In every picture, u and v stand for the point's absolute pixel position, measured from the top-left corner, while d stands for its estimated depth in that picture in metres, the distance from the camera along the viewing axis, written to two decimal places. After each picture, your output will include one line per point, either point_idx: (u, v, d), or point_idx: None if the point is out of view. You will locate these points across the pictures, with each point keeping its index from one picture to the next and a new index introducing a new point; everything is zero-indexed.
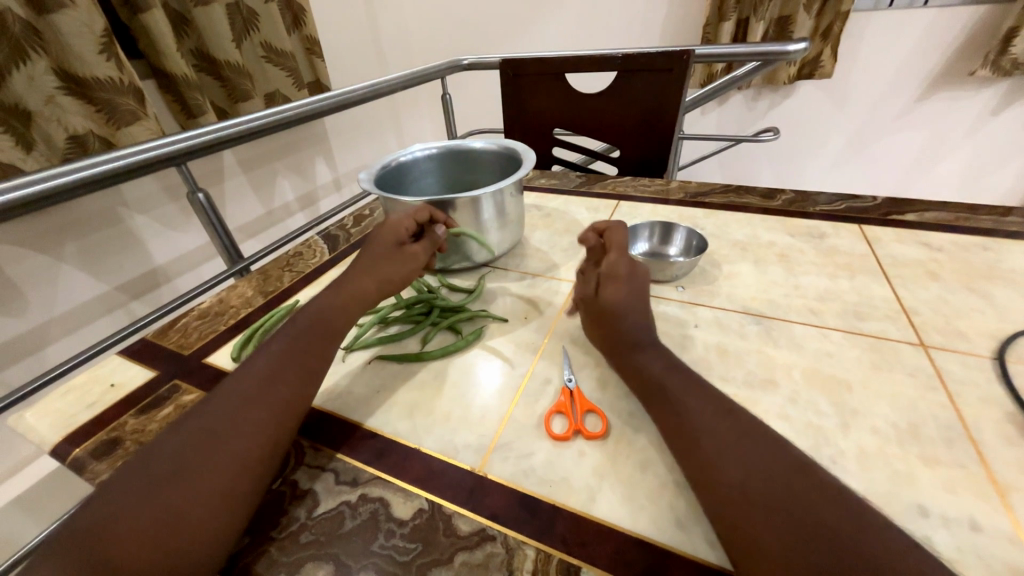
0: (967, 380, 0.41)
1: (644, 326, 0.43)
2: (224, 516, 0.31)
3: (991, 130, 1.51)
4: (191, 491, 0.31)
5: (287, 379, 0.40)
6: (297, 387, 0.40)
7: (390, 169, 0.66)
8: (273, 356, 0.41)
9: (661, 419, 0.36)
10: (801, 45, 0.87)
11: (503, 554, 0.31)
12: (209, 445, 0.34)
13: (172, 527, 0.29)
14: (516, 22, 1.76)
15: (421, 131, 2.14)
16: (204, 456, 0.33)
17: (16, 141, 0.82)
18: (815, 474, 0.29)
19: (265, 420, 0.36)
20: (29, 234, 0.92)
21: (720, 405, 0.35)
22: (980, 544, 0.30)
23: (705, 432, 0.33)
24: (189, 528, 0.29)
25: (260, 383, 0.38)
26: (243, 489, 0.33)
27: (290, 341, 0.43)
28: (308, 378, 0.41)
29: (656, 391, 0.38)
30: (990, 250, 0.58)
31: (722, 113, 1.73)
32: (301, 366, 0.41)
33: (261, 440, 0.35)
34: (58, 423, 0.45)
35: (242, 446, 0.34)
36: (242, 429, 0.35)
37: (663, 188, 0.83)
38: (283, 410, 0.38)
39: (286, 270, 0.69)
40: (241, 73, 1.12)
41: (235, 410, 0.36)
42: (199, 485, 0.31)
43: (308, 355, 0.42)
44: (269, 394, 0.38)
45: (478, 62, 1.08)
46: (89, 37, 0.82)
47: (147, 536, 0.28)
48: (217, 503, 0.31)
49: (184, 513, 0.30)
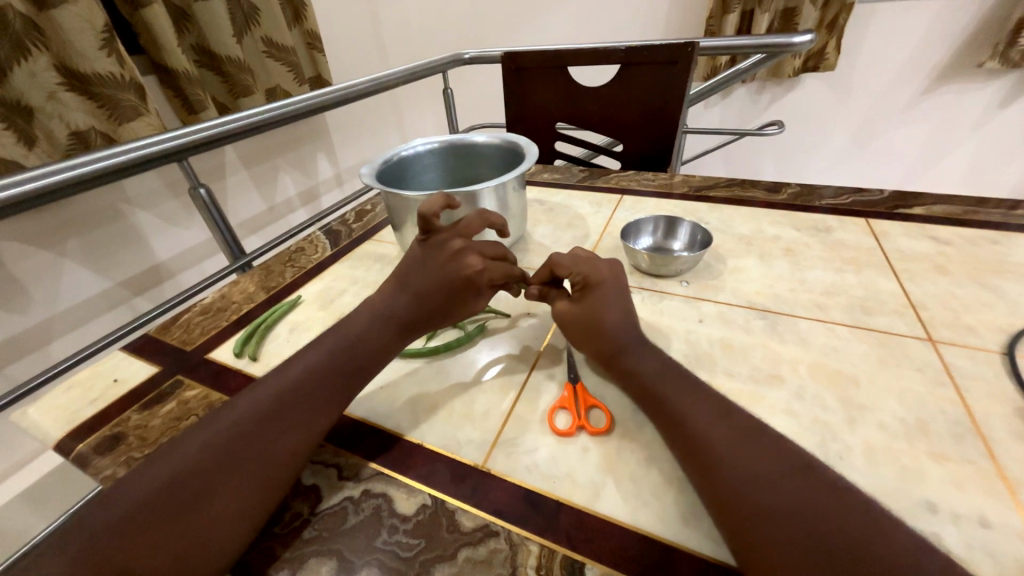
0: (977, 375, 0.40)
1: (631, 331, 0.42)
2: (240, 538, 0.31)
3: (999, 123, 1.50)
4: (211, 509, 0.30)
5: (317, 393, 0.39)
6: (327, 405, 0.38)
7: (391, 164, 0.66)
8: (307, 366, 0.40)
9: (660, 419, 0.36)
10: (807, 37, 0.86)
11: (507, 550, 0.31)
12: (232, 460, 0.33)
13: (189, 546, 0.29)
14: (518, 15, 1.75)
15: (422, 125, 2.13)
16: (226, 470, 0.32)
17: (18, 137, 0.81)
18: (819, 471, 0.29)
19: (290, 436, 0.36)
20: (32, 230, 0.92)
21: (725, 406, 0.35)
22: (990, 542, 0.29)
23: (710, 431, 0.33)
24: (204, 549, 0.29)
25: (289, 395, 0.38)
26: (261, 510, 0.32)
27: (326, 352, 0.42)
28: (338, 393, 0.40)
29: (651, 394, 0.37)
30: (999, 244, 0.57)
31: (725, 106, 1.71)
32: (332, 380, 0.40)
33: (284, 458, 0.34)
34: (62, 419, 0.45)
35: (263, 463, 0.34)
36: (265, 444, 0.34)
37: (667, 182, 0.82)
38: (310, 428, 0.37)
39: (288, 266, 0.69)
40: (242, 68, 1.11)
41: (262, 422, 0.36)
42: (218, 502, 0.31)
43: (339, 365, 0.41)
44: (297, 408, 0.37)
45: (480, 56, 1.07)
46: (90, 32, 0.82)
47: (163, 553, 0.28)
48: (234, 522, 0.31)
49: (201, 533, 0.29)
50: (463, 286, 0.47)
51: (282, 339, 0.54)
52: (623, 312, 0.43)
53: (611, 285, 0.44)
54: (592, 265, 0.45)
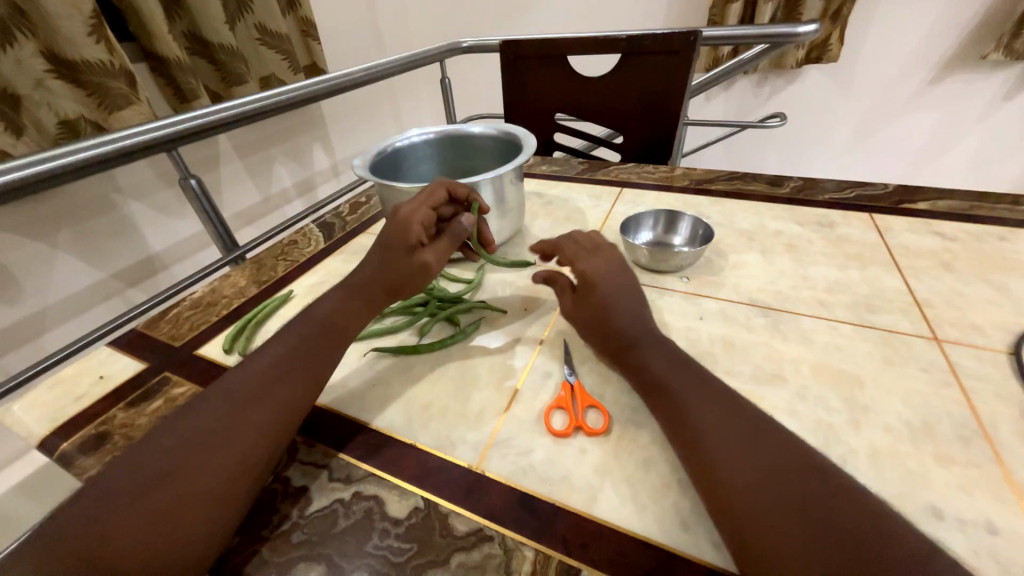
0: (982, 376, 0.40)
1: (646, 329, 0.41)
2: (215, 522, 0.30)
3: (1003, 116, 1.48)
4: (182, 495, 0.30)
5: (292, 379, 0.38)
6: (302, 390, 0.38)
7: (386, 155, 0.64)
8: (283, 352, 0.40)
9: (666, 417, 0.35)
10: (811, 27, 0.84)
11: (501, 555, 0.30)
12: (203, 445, 0.32)
13: (159, 532, 0.28)
14: (517, 4, 1.72)
15: (419, 116, 2.10)
16: (197, 456, 0.32)
17: (6, 126, 0.79)
18: (830, 471, 0.28)
19: (263, 420, 0.35)
20: (21, 220, 0.90)
21: (731, 400, 0.34)
22: (996, 548, 0.29)
23: (718, 422, 0.32)
24: (179, 532, 0.28)
25: (262, 380, 0.37)
26: (238, 493, 0.32)
27: (297, 338, 0.41)
28: (312, 375, 0.39)
29: (658, 384, 0.37)
30: (1005, 240, 0.56)
31: (727, 98, 1.69)
32: (308, 369, 0.39)
33: (257, 440, 0.34)
34: (47, 416, 0.44)
35: (237, 446, 0.33)
36: (238, 428, 0.34)
37: (667, 175, 0.80)
38: (285, 411, 0.36)
39: (280, 259, 0.67)
40: (235, 56, 1.09)
41: (232, 408, 0.35)
42: (190, 487, 0.30)
43: (312, 350, 0.41)
44: (268, 391, 0.37)
45: (478, 44, 1.04)
46: (77, 18, 0.79)
47: (131, 537, 0.27)
48: (210, 506, 0.30)
49: (174, 520, 0.29)
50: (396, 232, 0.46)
51: None
52: (631, 308, 0.42)
53: (607, 286, 0.43)
54: (598, 256, 0.45)
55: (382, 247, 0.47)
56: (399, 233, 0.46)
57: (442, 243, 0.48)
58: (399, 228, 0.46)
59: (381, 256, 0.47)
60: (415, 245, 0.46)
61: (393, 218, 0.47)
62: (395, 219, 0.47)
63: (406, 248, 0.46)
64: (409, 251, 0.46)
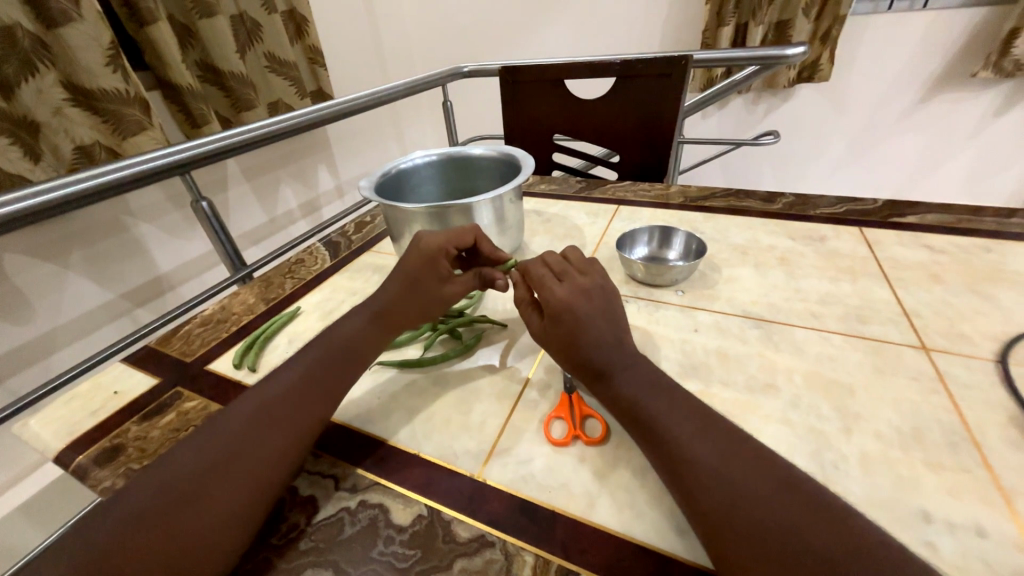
0: (972, 384, 0.41)
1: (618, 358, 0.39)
2: (233, 538, 0.31)
3: (993, 132, 1.51)
4: (200, 512, 0.31)
5: (308, 396, 0.40)
6: (316, 406, 0.39)
7: (390, 177, 0.67)
8: (299, 370, 0.41)
9: (647, 437, 0.35)
10: (799, 49, 0.87)
11: (502, 560, 0.31)
12: (226, 461, 0.34)
13: (180, 544, 0.29)
14: (517, 30, 1.78)
15: (422, 136, 2.15)
16: (218, 473, 0.33)
17: (24, 151, 0.82)
18: (810, 483, 0.29)
19: (282, 437, 0.36)
20: (35, 242, 0.93)
21: (713, 419, 0.34)
22: (984, 550, 0.29)
23: (705, 437, 0.33)
24: (199, 546, 0.29)
25: (279, 398, 0.39)
26: (256, 510, 0.33)
27: (316, 358, 0.43)
28: (328, 393, 0.41)
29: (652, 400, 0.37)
30: (992, 252, 0.58)
31: (722, 116, 1.74)
32: (323, 387, 0.41)
33: (275, 458, 0.35)
34: (62, 430, 0.46)
35: (256, 463, 0.34)
36: (258, 446, 0.35)
37: (662, 192, 0.83)
38: (301, 427, 0.38)
39: (288, 277, 0.69)
40: (246, 83, 1.14)
41: (252, 424, 0.36)
42: (211, 500, 0.31)
43: (330, 368, 0.42)
44: (285, 410, 0.38)
45: (479, 69, 1.08)
46: (97, 50, 0.83)
47: (154, 551, 0.28)
48: (228, 521, 0.31)
49: (194, 535, 0.30)
50: (426, 262, 0.47)
51: (281, 350, 0.54)
52: (610, 333, 0.40)
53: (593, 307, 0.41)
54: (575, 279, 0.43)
55: (408, 274, 0.48)
56: (430, 265, 0.48)
57: (469, 280, 0.50)
58: (429, 260, 0.48)
59: (409, 286, 0.48)
60: (447, 276, 0.48)
61: (421, 246, 0.48)
62: (421, 246, 0.48)
63: (435, 276, 0.48)
64: (438, 280, 0.48)
